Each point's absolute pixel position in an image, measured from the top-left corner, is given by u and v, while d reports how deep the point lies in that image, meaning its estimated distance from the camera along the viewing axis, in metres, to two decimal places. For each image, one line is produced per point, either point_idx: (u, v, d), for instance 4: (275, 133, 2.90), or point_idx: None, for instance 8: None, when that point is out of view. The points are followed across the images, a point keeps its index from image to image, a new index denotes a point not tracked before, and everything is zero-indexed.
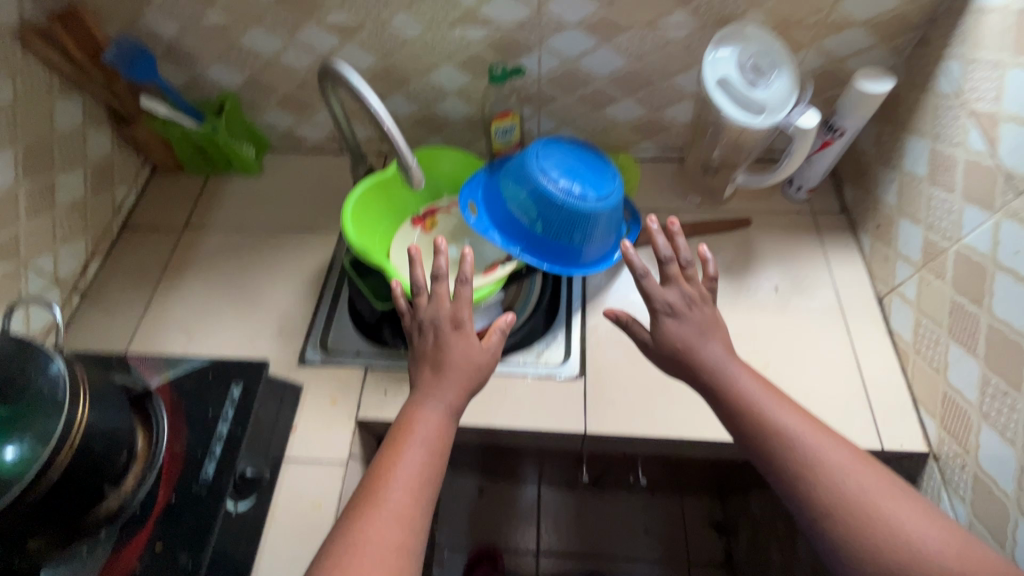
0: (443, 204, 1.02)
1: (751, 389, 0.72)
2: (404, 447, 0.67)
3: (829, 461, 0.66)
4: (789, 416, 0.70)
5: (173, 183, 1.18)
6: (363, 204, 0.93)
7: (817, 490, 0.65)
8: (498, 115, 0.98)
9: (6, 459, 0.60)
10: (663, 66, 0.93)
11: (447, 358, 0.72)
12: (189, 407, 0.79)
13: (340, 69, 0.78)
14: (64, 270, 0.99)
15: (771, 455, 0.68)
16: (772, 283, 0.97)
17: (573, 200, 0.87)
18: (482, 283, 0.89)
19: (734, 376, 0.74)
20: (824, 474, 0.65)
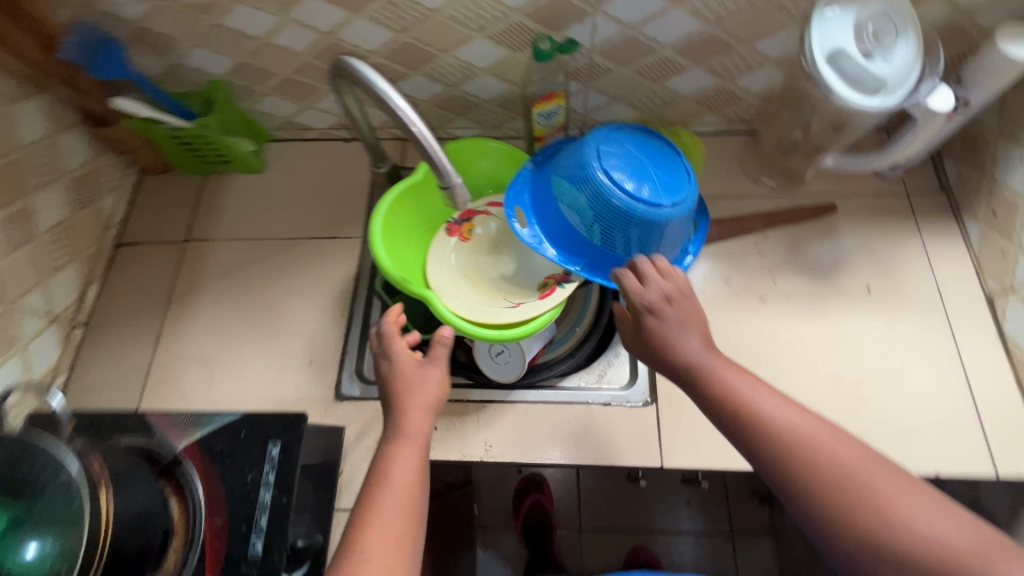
0: (481, 206, 0.87)
1: (728, 373, 0.65)
2: (375, 491, 0.62)
3: (814, 445, 0.59)
4: (766, 397, 0.62)
5: (166, 187, 1.03)
6: (391, 219, 0.80)
7: (804, 481, 0.57)
8: (542, 98, 0.81)
9: (28, 557, 0.53)
10: (747, 28, 0.76)
11: (401, 389, 0.69)
12: (224, 472, 0.70)
13: (358, 68, 0.62)
14: (59, 304, 0.88)
15: (752, 449, 0.60)
16: (863, 282, 0.86)
17: (645, 206, 0.71)
18: (539, 308, 0.76)
19: (708, 361, 0.66)
20: (808, 461, 0.58)
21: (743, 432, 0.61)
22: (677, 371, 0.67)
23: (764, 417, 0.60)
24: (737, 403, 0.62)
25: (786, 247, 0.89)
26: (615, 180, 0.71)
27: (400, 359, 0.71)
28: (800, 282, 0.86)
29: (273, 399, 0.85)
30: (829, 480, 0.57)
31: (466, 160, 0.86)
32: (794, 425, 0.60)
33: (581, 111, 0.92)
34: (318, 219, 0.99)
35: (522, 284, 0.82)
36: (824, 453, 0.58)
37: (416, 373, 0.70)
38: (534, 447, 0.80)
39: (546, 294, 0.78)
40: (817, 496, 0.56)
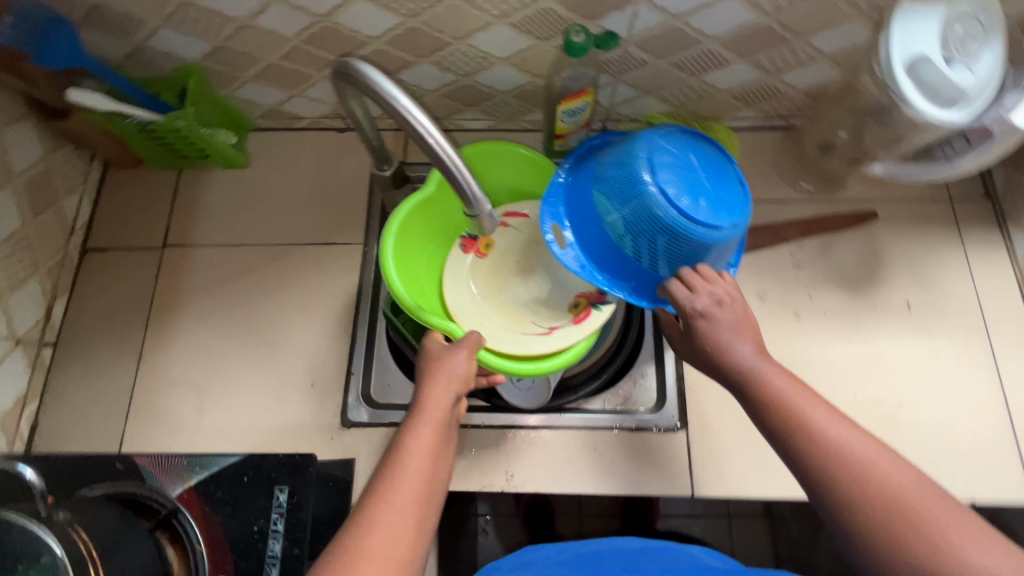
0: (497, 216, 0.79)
1: (783, 383, 0.57)
2: (384, 483, 0.53)
3: (869, 465, 0.51)
4: (821, 410, 0.55)
5: (135, 183, 0.91)
6: (403, 237, 0.72)
7: (853, 505, 0.50)
8: (569, 95, 0.72)
9: None
10: (805, 21, 0.67)
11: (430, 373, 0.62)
12: (227, 522, 0.64)
13: (365, 72, 0.52)
14: (22, 325, 0.78)
15: (798, 464, 0.53)
16: (903, 296, 0.81)
17: (704, 227, 0.61)
18: (574, 336, 0.70)
19: (761, 368, 0.58)
20: (859, 483, 0.50)
21: (791, 447, 0.54)
22: (726, 377, 0.60)
23: (815, 429, 0.53)
24: (791, 416, 0.55)
25: (824, 257, 0.83)
26: (669, 198, 0.60)
27: (427, 348, 0.65)
28: (839, 296, 0.81)
29: (273, 426, 0.78)
30: (885, 506, 0.49)
31: (482, 164, 0.77)
32: (846, 442, 0.52)
33: (607, 105, 0.82)
34: (313, 222, 0.89)
35: (551, 305, 0.75)
36: (878, 477, 0.50)
37: (444, 351, 0.64)
38: (560, 476, 0.76)
39: (580, 318, 0.72)
40: (865, 522, 0.49)
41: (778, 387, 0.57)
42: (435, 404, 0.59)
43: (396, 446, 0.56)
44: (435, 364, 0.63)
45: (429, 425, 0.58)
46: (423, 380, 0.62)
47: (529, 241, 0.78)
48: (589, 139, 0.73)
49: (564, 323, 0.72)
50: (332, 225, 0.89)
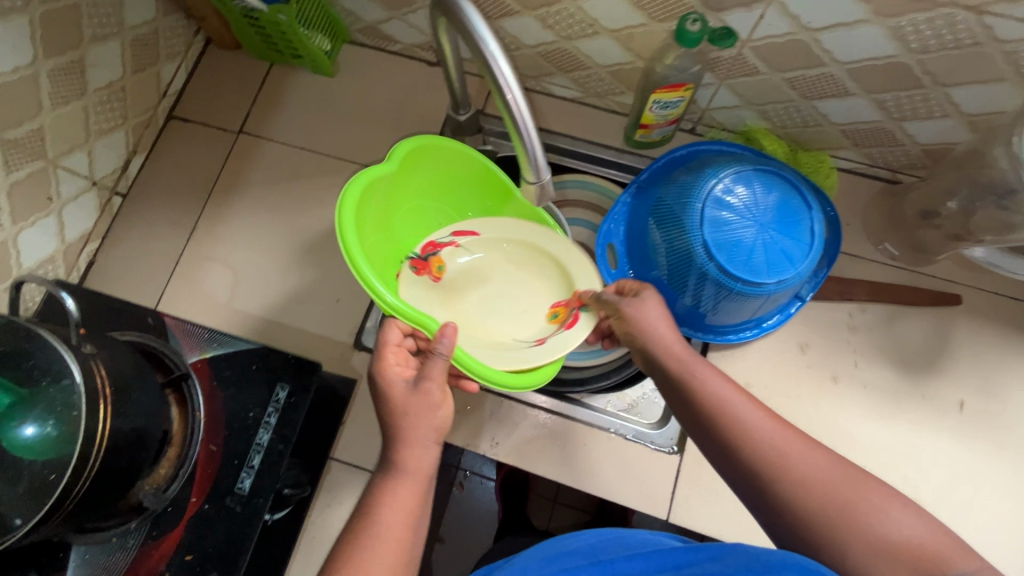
0: (445, 236, 0.74)
1: (704, 372, 0.56)
2: (352, 544, 0.51)
3: (789, 452, 0.50)
4: (741, 397, 0.54)
5: (229, 64, 0.94)
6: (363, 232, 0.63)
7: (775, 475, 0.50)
8: (665, 87, 0.68)
9: (27, 435, 0.51)
10: (951, 69, 0.60)
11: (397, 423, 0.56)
12: (228, 400, 0.69)
13: (466, 13, 0.48)
14: (101, 168, 0.84)
15: (718, 460, 0.53)
16: (959, 394, 0.74)
17: (749, 278, 0.65)
18: (568, 343, 0.67)
19: (690, 361, 0.57)
20: (779, 472, 0.49)
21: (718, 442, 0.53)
22: (658, 371, 0.58)
23: (736, 421, 0.52)
24: (720, 413, 0.53)
25: (885, 327, 0.76)
26: (718, 244, 0.65)
27: (393, 397, 0.57)
28: (887, 373, 0.75)
29: (293, 327, 0.82)
30: (814, 495, 0.48)
31: (416, 171, 0.71)
32: (766, 431, 0.51)
33: (703, 106, 0.77)
34: (380, 148, 0.90)
35: (523, 322, 0.72)
36: (801, 465, 0.49)
37: (407, 394, 0.57)
38: (542, 459, 0.75)
39: (570, 323, 0.69)
40: (791, 505, 0.48)
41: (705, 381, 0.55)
42: (413, 461, 0.55)
43: (371, 504, 0.53)
44: (407, 413, 0.56)
45: (409, 488, 0.53)
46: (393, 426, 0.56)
47: (486, 260, 0.75)
48: (675, 150, 0.75)
49: (553, 334, 0.69)
50: None
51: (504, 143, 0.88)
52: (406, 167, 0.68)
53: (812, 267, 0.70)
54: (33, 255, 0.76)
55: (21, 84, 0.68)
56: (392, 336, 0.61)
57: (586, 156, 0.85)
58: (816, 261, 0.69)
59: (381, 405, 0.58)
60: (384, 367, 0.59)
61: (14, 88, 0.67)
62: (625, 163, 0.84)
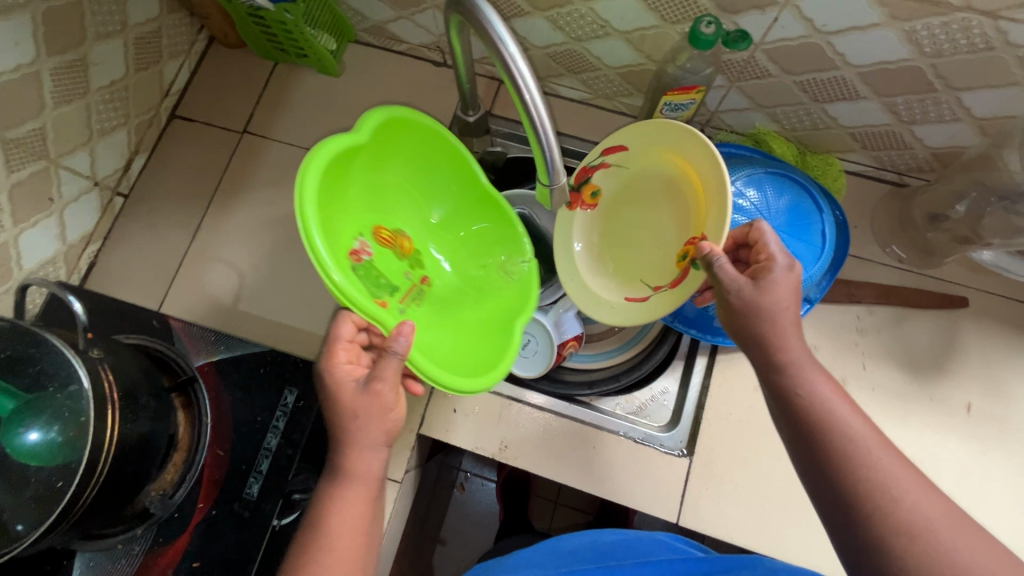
0: (595, 159, 0.68)
1: (819, 384, 0.53)
2: (308, 542, 0.53)
3: (900, 488, 0.49)
4: (860, 422, 0.52)
5: (233, 64, 0.93)
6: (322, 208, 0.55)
7: (870, 501, 0.49)
8: (677, 89, 0.68)
9: (29, 441, 0.49)
10: (964, 72, 0.60)
11: (344, 424, 0.54)
12: (236, 404, 0.68)
13: (484, 14, 0.48)
14: (103, 169, 0.82)
15: (817, 482, 0.52)
16: (967, 396, 0.74)
17: None
18: (667, 304, 0.62)
19: (809, 373, 0.54)
20: (877, 499, 0.48)
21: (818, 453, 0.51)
22: (769, 375, 0.55)
23: (857, 448, 0.50)
24: (839, 436, 0.51)
25: (893, 330, 0.77)
26: None
27: (339, 397, 0.54)
28: (896, 375, 0.75)
29: (299, 330, 0.81)
30: (921, 542, 0.47)
31: (389, 146, 0.63)
32: (882, 464, 0.49)
33: (712, 108, 0.77)
34: None
35: (661, 254, 0.66)
36: (907, 504, 0.48)
37: (355, 395, 0.54)
38: (551, 462, 0.75)
39: (678, 277, 0.62)
40: (884, 537, 0.48)
41: (825, 398, 0.53)
42: (362, 465, 0.54)
43: (325, 511, 0.53)
44: (357, 415, 0.54)
45: (362, 495, 0.54)
46: (341, 427, 0.54)
47: (641, 171, 0.66)
48: None
49: (664, 286, 0.64)
50: None
51: (512, 144, 0.88)
52: (377, 141, 0.61)
53: (823, 270, 0.70)
54: (34, 257, 0.75)
55: (22, 82, 0.66)
56: (345, 331, 0.57)
57: None
58: (826, 265, 0.69)
59: (327, 402, 0.56)
60: (333, 364, 0.56)
61: (16, 87, 0.66)
62: None
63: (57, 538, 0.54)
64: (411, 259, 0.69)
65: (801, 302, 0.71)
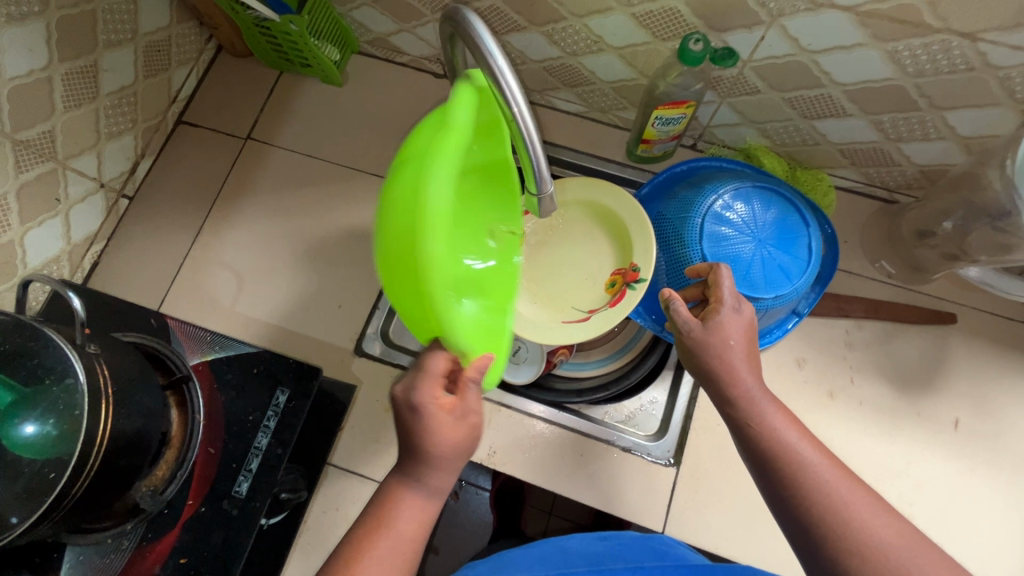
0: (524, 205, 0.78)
1: (772, 416, 0.55)
2: (371, 533, 0.52)
3: (852, 512, 0.50)
4: (811, 449, 0.53)
5: (240, 72, 0.96)
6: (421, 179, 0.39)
7: (830, 530, 0.49)
8: (668, 103, 0.70)
9: (26, 434, 0.51)
10: (946, 92, 0.61)
11: (435, 450, 0.51)
12: (228, 402, 0.69)
13: (476, 30, 0.49)
14: (109, 171, 0.85)
15: (784, 513, 0.52)
16: (954, 412, 0.74)
17: (749, 292, 0.66)
18: (611, 318, 0.70)
19: (761, 403, 0.55)
20: (839, 528, 0.49)
21: (777, 485, 0.53)
22: (723, 409, 0.57)
23: (808, 476, 0.51)
24: (789, 464, 0.52)
25: (880, 344, 0.77)
26: (718, 257, 0.67)
27: (437, 436, 0.50)
28: (884, 390, 0.76)
29: (295, 332, 0.82)
30: (875, 564, 0.48)
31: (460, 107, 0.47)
32: (834, 488, 0.51)
33: (704, 123, 0.79)
34: (385, 157, 0.91)
35: (586, 286, 0.76)
36: (866, 530, 0.49)
37: (451, 428, 0.51)
38: (539, 469, 0.75)
39: (616, 299, 0.71)
40: (851, 567, 0.48)
41: (776, 428, 0.54)
42: (441, 485, 0.53)
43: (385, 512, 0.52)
44: (449, 445, 0.51)
45: (419, 500, 0.53)
46: (430, 453, 0.51)
47: (567, 220, 0.79)
48: (676, 165, 0.76)
49: (601, 307, 0.73)
50: None
51: None
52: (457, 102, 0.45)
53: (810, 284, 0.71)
54: (39, 256, 0.77)
55: (33, 86, 0.69)
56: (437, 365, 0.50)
57: (588, 169, 0.86)
58: (813, 278, 0.70)
59: (414, 435, 0.51)
60: (423, 398, 0.50)
61: (26, 91, 0.69)
62: (626, 177, 0.85)
63: (47, 530, 0.55)
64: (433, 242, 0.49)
65: (789, 313, 0.73)
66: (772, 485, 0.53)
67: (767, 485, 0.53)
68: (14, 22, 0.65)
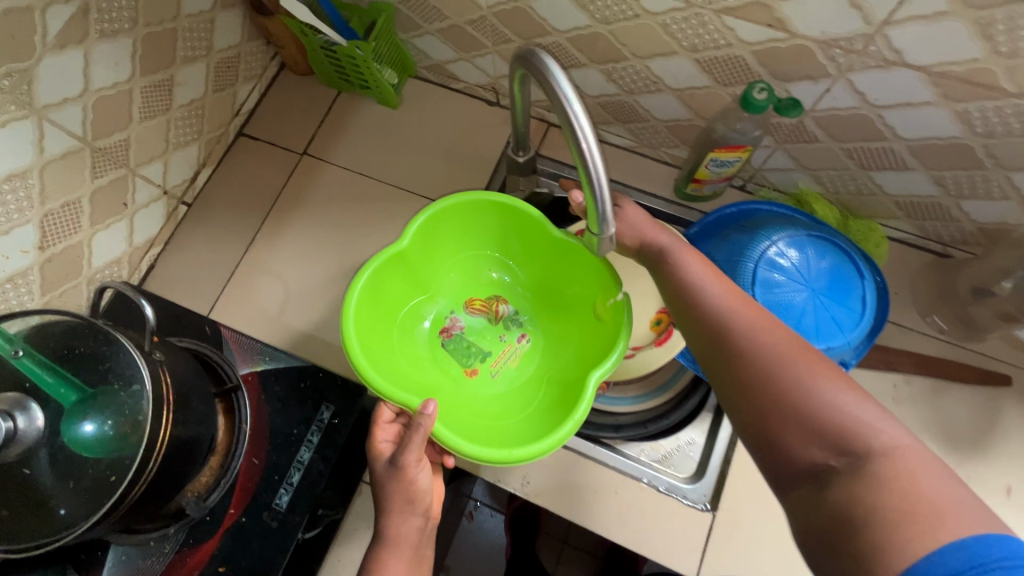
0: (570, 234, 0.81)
1: (691, 263, 0.57)
2: None
3: (745, 330, 0.50)
4: (721, 287, 0.54)
5: (300, 90, 0.99)
6: (371, 292, 0.71)
7: (727, 345, 0.50)
8: (725, 147, 0.71)
9: (86, 432, 0.53)
10: (1016, 154, 0.60)
11: (384, 497, 0.62)
12: (274, 414, 0.71)
13: (548, 69, 0.50)
14: (173, 179, 0.88)
15: (696, 342, 0.54)
16: (1005, 479, 0.72)
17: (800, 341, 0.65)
18: (658, 357, 0.76)
19: (681, 254, 0.58)
20: (735, 343, 0.50)
21: (687, 318, 0.55)
22: (673, 289, 0.57)
23: (748, 338, 0.49)
24: (692, 294, 0.55)
25: (929, 402, 0.75)
26: (769, 303, 0.66)
27: (380, 481, 0.62)
28: (932, 449, 0.73)
29: (338, 346, 0.84)
30: (760, 371, 0.47)
31: (450, 229, 0.77)
32: (733, 311, 0.51)
33: (756, 166, 0.79)
34: (435, 179, 0.93)
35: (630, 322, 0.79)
36: (759, 344, 0.48)
37: (390, 475, 0.62)
38: (572, 503, 0.75)
39: (662, 339, 0.76)
40: (740, 373, 0.48)
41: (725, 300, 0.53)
42: (396, 529, 0.61)
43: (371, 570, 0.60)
44: (390, 490, 0.61)
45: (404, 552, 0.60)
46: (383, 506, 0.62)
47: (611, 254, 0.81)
48: (725, 208, 0.76)
49: (646, 344, 0.77)
50: (452, 188, 0.93)
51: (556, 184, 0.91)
52: (443, 235, 0.77)
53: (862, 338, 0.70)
54: (103, 257, 0.80)
55: (116, 98, 0.73)
56: (386, 414, 0.66)
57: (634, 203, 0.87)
58: (867, 332, 0.69)
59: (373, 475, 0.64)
60: (375, 443, 0.64)
61: (109, 102, 0.72)
62: (672, 213, 0.86)
63: (100, 530, 0.57)
64: (503, 322, 0.83)
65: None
66: (684, 319, 0.55)
67: (683, 321, 0.56)
68: (105, 37, 0.68)
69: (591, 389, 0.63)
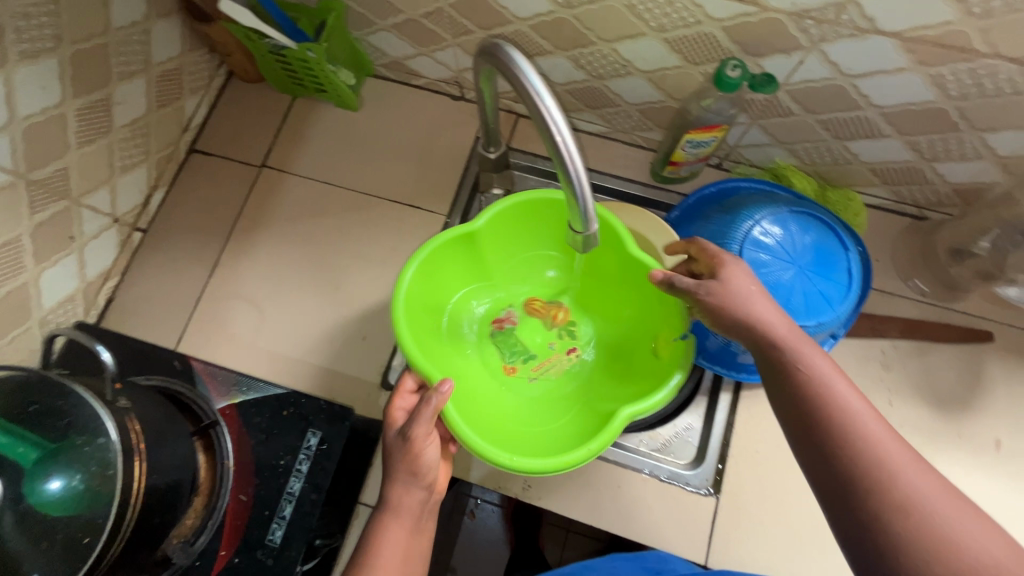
0: None
1: (815, 360, 0.48)
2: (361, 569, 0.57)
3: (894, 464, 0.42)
4: (860, 402, 0.46)
5: (252, 98, 0.93)
6: (428, 270, 0.69)
7: (865, 478, 0.42)
8: (699, 128, 0.69)
9: (51, 490, 0.48)
10: (988, 114, 0.60)
11: (390, 468, 0.59)
12: (258, 446, 0.67)
13: (512, 60, 0.47)
14: (123, 205, 0.82)
15: (816, 465, 0.45)
16: (995, 433, 0.73)
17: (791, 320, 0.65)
18: None
19: (803, 349, 0.49)
20: (881, 481, 0.42)
21: (808, 433, 0.46)
22: (793, 400, 0.47)
23: (895, 474, 0.42)
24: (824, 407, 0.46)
25: (917, 365, 0.76)
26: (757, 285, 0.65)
27: (390, 451, 0.59)
28: (924, 412, 0.74)
29: (318, 366, 0.80)
30: (910, 519, 0.40)
31: (529, 223, 0.73)
32: (878, 437, 0.43)
33: (732, 143, 0.78)
34: (404, 182, 0.90)
35: None
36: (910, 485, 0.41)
37: (400, 445, 0.58)
38: (576, 502, 0.74)
39: None
40: (883, 518, 0.41)
41: (856, 416, 0.45)
42: (398, 499, 0.58)
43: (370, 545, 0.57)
44: (398, 458, 0.58)
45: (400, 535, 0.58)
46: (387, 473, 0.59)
47: None
48: (705, 188, 0.75)
49: None
50: (422, 189, 0.89)
51: (530, 177, 0.88)
52: (519, 229, 0.73)
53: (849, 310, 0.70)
54: (53, 296, 0.75)
55: (49, 124, 0.67)
56: (408, 383, 0.63)
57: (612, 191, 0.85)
58: (854, 304, 0.69)
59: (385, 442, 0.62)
60: (392, 410, 0.62)
61: (41, 130, 0.66)
62: (651, 198, 0.84)
63: None
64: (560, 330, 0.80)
65: (826, 337, 0.69)
66: (802, 434, 0.46)
67: (799, 435, 0.47)
68: (27, 59, 0.62)
69: (618, 422, 0.59)
